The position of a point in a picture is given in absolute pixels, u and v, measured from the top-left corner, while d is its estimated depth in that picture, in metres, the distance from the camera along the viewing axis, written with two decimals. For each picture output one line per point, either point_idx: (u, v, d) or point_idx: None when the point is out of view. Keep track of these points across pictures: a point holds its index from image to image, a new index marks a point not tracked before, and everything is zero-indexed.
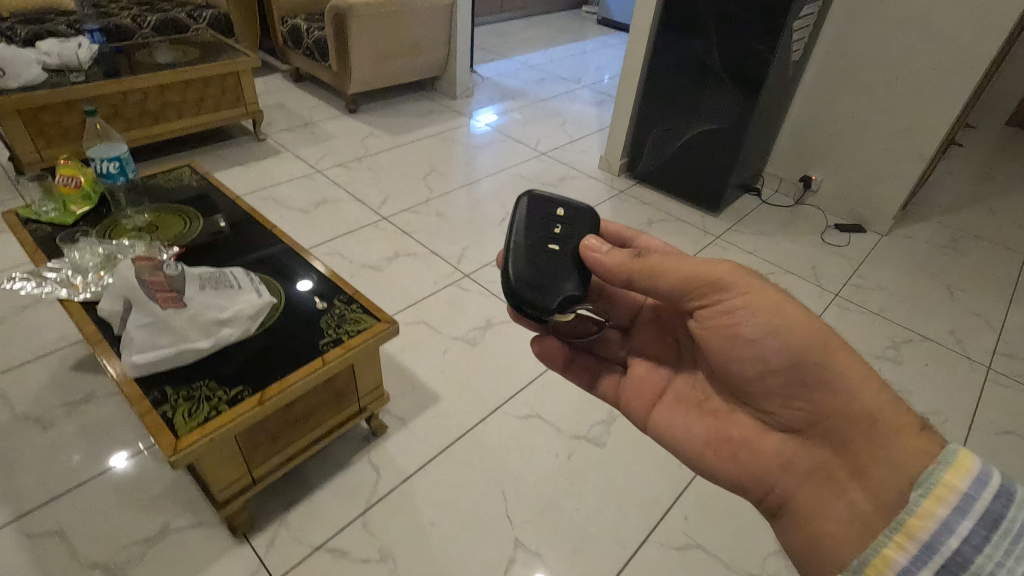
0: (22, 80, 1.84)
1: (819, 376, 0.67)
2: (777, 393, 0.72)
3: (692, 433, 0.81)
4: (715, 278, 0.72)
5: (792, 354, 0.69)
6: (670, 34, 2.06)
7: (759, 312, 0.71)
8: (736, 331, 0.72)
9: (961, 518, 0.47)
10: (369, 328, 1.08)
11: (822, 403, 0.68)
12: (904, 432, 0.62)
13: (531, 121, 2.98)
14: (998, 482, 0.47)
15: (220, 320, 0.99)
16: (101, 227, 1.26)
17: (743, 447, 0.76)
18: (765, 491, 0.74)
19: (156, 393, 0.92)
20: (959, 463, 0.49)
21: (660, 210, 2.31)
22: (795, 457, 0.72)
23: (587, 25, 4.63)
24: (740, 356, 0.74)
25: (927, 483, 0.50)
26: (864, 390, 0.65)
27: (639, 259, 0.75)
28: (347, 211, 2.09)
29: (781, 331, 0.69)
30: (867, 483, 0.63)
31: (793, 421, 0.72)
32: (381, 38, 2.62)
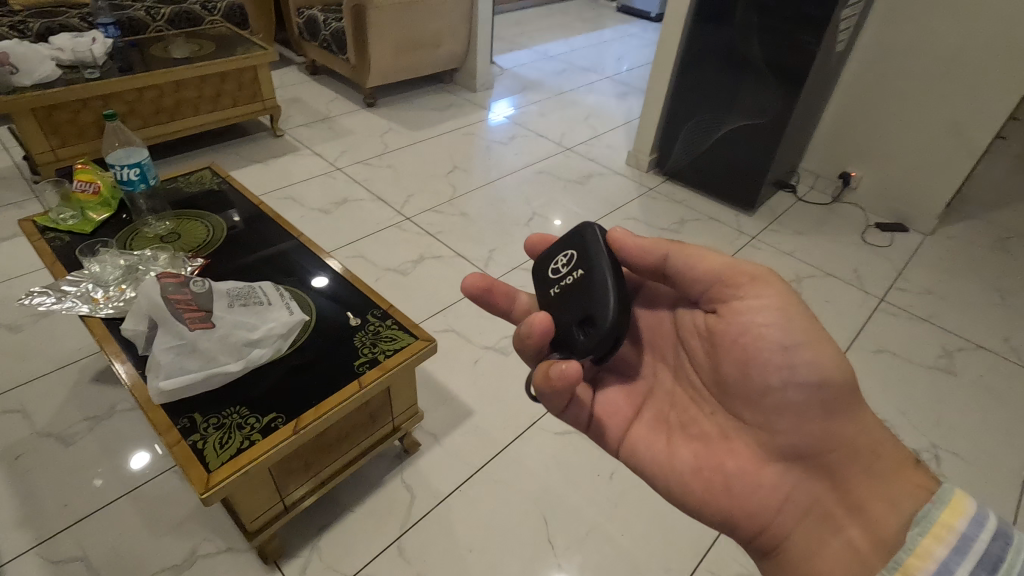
0: (35, 78, 1.78)
1: (839, 402, 0.64)
2: (792, 413, 0.64)
3: (682, 460, 0.70)
4: (753, 280, 0.66)
5: (819, 374, 0.63)
6: (703, 24, 1.97)
7: (791, 322, 0.65)
8: (763, 338, 0.64)
9: (960, 558, 0.49)
10: (408, 347, 1.02)
11: (838, 434, 0.64)
12: (900, 468, 0.63)
13: (552, 113, 2.89)
14: (993, 525, 0.50)
15: (251, 340, 0.93)
16: (121, 236, 1.19)
17: (739, 479, 0.66)
18: (758, 530, 0.65)
19: (184, 420, 0.86)
20: (956, 506, 0.53)
21: (691, 209, 2.22)
22: (793, 490, 0.65)
23: (605, 13, 4.51)
24: (760, 365, 0.65)
25: (926, 522, 0.53)
26: (871, 425, 0.65)
27: (677, 244, 0.68)
28: (369, 211, 2.02)
29: (811, 349, 0.64)
30: (865, 518, 0.61)
31: (798, 449, 0.65)
32: (401, 30, 2.53)
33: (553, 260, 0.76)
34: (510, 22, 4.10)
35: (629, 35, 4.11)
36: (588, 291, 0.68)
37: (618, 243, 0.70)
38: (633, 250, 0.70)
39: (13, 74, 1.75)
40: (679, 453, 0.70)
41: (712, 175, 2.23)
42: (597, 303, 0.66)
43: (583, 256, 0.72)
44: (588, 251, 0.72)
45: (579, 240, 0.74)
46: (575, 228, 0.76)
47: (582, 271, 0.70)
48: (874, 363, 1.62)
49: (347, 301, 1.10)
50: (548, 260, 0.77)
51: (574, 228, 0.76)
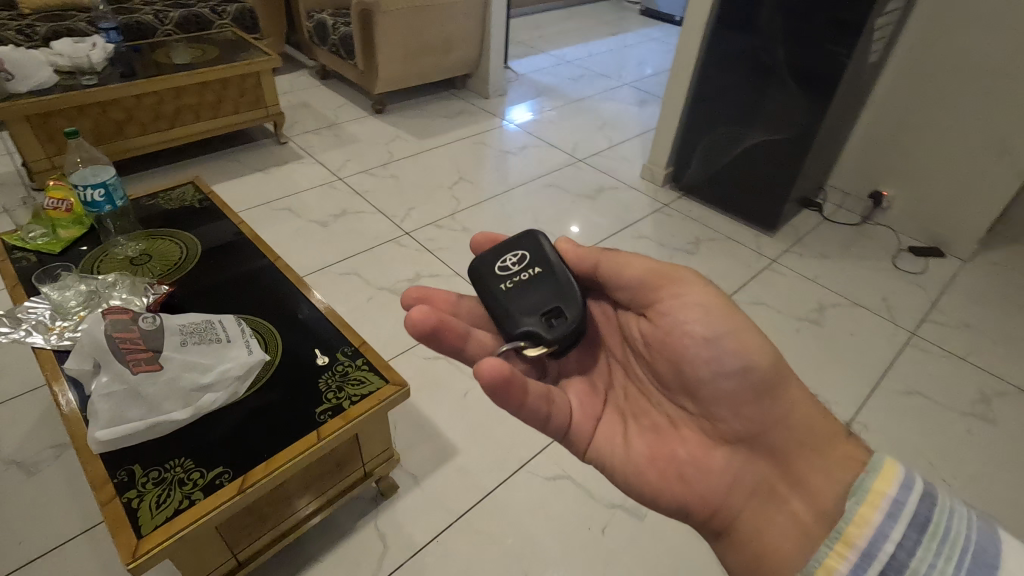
0: (31, 84, 1.75)
1: (768, 385, 0.66)
2: (727, 401, 0.67)
3: (635, 452, 0.71)
4: (669, 280, 0.71)
5: (746, 360, 0.66)
6: (725, 31, 1.84)
7: (712, 314, 0.68)
8: (691, 332, 0.68)
9: (894, 523, 0.51)
10: (376, 392, 0.93)
11: (770, 413, 0.66)
12: (835, 439, 0.65)
13: (567, 121, 2.78)
14: (921, 488, 0.52)
15: (202, 385, 0.86)
16: (90, 259, 1.13)
17: (688, 465, 0.69)
18: (711, 514, 0.67)
19: (122, 473, 0.79)
20: (886, 470, 0.55)
21: (708, 227, 2.09)
22: (741, 472, 0.67)
23: (629, 16, 4.37)
24: (691, 358, 0.68)
25: (861, 491, 0.55)
26: (803, 399, 0.66)
27: (609, 252, 0.76)
28: (368, 224, 1.95)
29: (736, 336, 0.66)
30: (806, 491, 0.63)
31: (739, 433, 0.67)
32: (410, 35, 2.46)
33: (499, 258, 0.78)
34: (529, 26, 3.99)
35: (652, 40, 3.97)
36: (553, 287, 0.74)
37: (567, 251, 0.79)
38: (576, 255, 0.78)
39: (8, 80, 1.72)
40: (633, 446, 0.72)
41: (732, 192, 2.10)
42: (566, 298, 0.72)
43: (538, 257, 0.77)
44: (541, 253, 0.77)
45: (528, 244, 0.79)
46: (522, 233, 0.80)
47: (540, 268, 0.76)
48: (904, 406, 1.48)
49: (317, 337, 1.02)
50: (489, 258, 0.79)
51: (522, 233, 0.80)
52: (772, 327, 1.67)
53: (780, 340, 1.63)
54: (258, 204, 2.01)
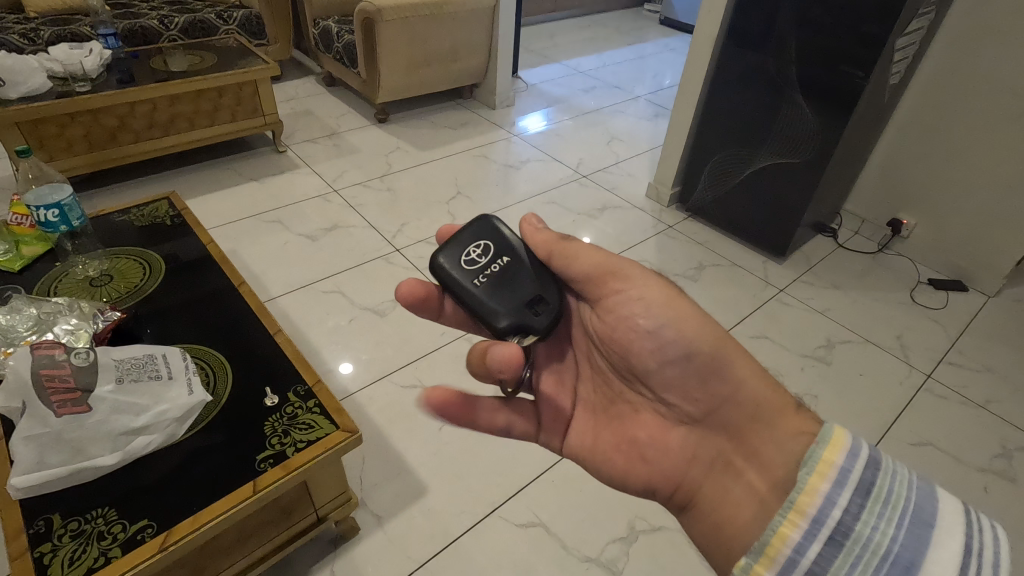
0: (23, 90, 1.74)
1: (711, 365, 0.68)
2: (676, 386, 0.71)
3: (602, 438, 0.77)
4: (615, 274, 0.74)
5: (686, 348, 0.70)
6: (736, 48, 1.74)
7: (654, 304, 0.72)
8: (636, 325, 0.72)
9: (841, 490, 0.51)
10: (323, 438, 0.86)
11: (716, 394, 0.68)
12: (785, 413, 0.65)
13: (573, 134, 2.71)
14: (866, 454, 0.53)
15: (133, 428, 0.80)
16: (48, 279, 1.09)
17: (650, 446, 0.73)
18: (674, 490, 0.71)
19: (40, 522, 0.74)
20: (835, 439, 0.54)
21: (713, 252, 1.99)
22: (697, 449, 0.70)
23: (648, 26, 4.27)
24: (637, 350, 0.73)
25: (811, 462, 0.54)
26: (749, 375, 0.67)
27: (562, 243, 0.74)
28: (359, 240, 1.90)
29: (676, 324, 0.70)
30: (760, 463, 0.63)
31: (691, 414, 0.71)
32: (414, 44, 2.40)
33: (462, 248, 0.74)
34: (543, 34, 3.92)
35: (670, 51, 3.86)
36: (531, 277, 0.71)
37: (530, 230, 0.76)
38: (531, 239, 0.75)
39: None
40: (600, 434, 0.77)
41: (739, 217, 1.99)
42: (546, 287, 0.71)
43: (503, 245, 0.74)
44: (503, 240, 0.74)
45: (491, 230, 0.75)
46: (479, 218, 0.76)
47: (510, 257, 0.72)
48: (914, 458, 1.37)
49: (269, 374, 0.95)
50: (453, 249, 0.74)
51: (480, 219, 0.75)
52: (775, 363, 1.57)
53: (782, 378, 1.53)
54: (249, 215, 1.97)
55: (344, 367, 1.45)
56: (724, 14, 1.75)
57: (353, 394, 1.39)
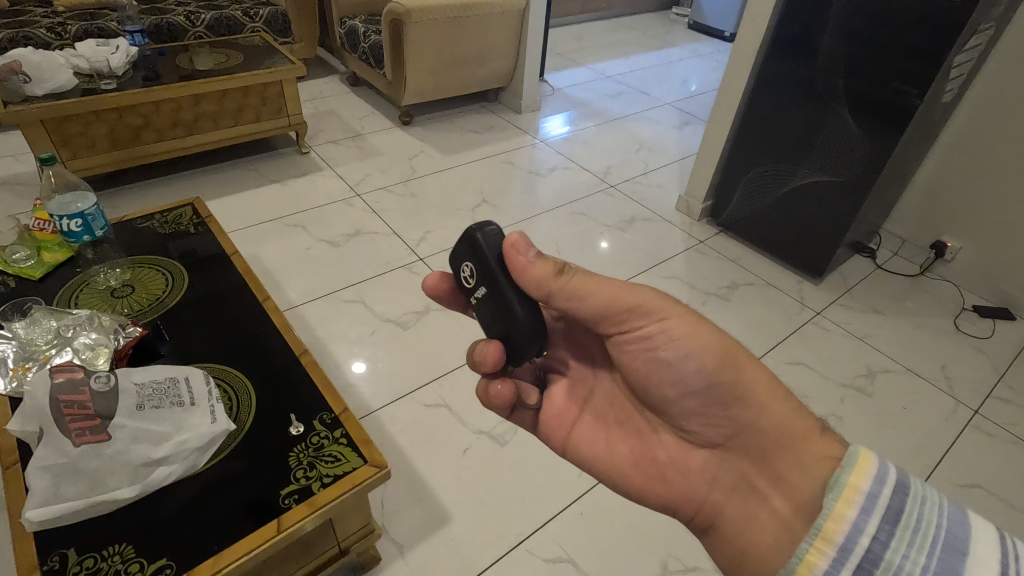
0: (48, 87, 1.71)
1: (733, 392, 0.66)
2: (698, 413, 0.70)
3: (619, 454, 0.78)
4: (630, 308, 0.69)
5: (706, 377, 0.67)
6: (779, 60, 1.67)
7: (677, 334, 0.68)
8: (655, 354, 0.70)
9: (869, 517, 0.49)
10: (350, 473, 0.81)
11: (737, 419, 0.66)
12: (809, 438, 0.62)
13: (600, 141, 2.65)
14: (894, 479, 0.50)
15: (153, 459, 0.76)
16: (69, 289, 1.06)
17: (670, 467, 0.74)
18: (695, 511, 0.71)
19: (53, 559, 0.70)
20: (859, 463, 0.52)
21: (746, 270, 1.92)
22: (719, 471, 0.69)
23: (676, 30, 4.19)
24: (658, 379, 0.71)
25: (836, 486, 0.52)
26: (770, 399, 0.65)
27: (560, 278, 0.67)
28: (382, 247, 1.85)
29: (698, 354, 0.67)
30: (785, 487, 0.61)
31: (713, 438, 0.70)
32: (442, 46, 2.36)
33: (458, 263, 0.71)
34: (569, 37, 3.85)
35: (699, 56, 3.78)
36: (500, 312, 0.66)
37: (515, 260, 0.66)
38: (523, 273, 0.66)
39: (26, 83, 1.69)
40: (618, 450, 0.78)
41: (773, 235, 1.92)
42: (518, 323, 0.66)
43: (485, 271, 0.67)
44: (486, 269, 0.67)
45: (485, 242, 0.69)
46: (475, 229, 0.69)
47: (484, 291, 0.67)
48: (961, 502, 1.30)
49: (293, 400, 0.91)
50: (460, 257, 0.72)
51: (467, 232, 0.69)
52: (813, 392, 1.50)
53: (821, 409, 1.46)
54: (271, 218, 1.93)
55: (358, 368, 1.44)
56: (769, 24, 1.67)
57: (374, 412, 1.34)
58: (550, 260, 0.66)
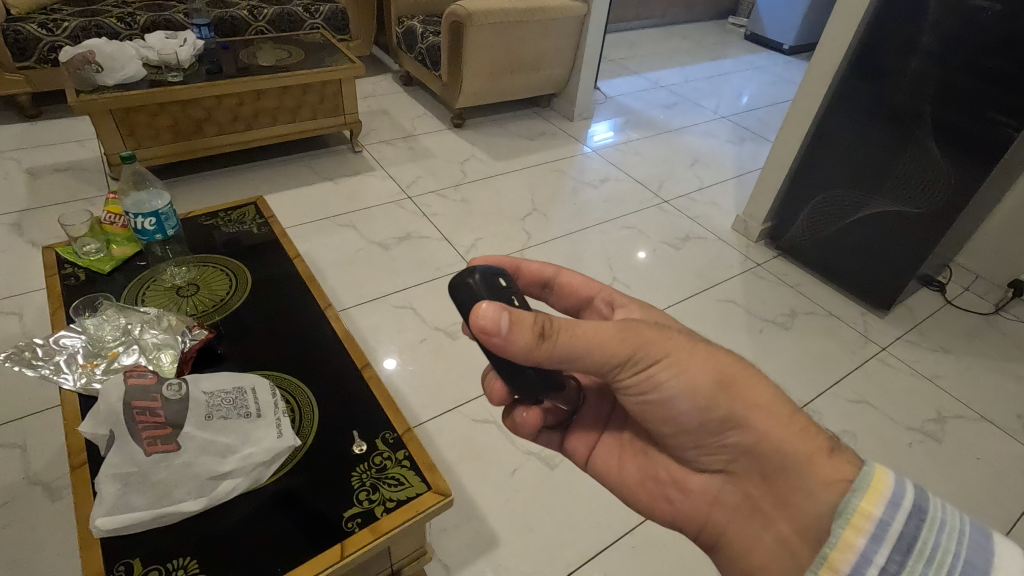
0: (119, 78, 1.74)
1: (729, 418, 0.60)
2: (694, 440, 0.65)
3: (626, 471, 0.75)
4: (623, 356, 0.60)
5: (701, 408, 0.61)
6: (859, 81, 1.58)
7: (666, 367, 0.61)
8: (644, 396, 0.63)
9: (877, 546, 0.44)
10: (414, 499, 0.79)
11: (737, 444, 0.61)
12: (817, 459, 0.56)
13: (651, 152, 2.59)
14: (910, 502, 0.45)
15: (220, 472, 0.75)
16: (136, 285, 1.06)
17: (673, 487, 0.70)
18: (699, 529, 0.68)
19: (119, 568, 0.69)
20: (872, 486, 0.46)
21: (807, 298, 1.84)
22: (722, 493, 0.65)
23: (731, 41, 4.09)
24: (648, 413, 0.65)
25: (845, 512, 0.46)
26: (769, 422, 0.58)
27: (545, 344, 0.57)
28: (433, 251, 1.84)
29: (687, 385, 0.61)
30: (790, 513, 0.57)
31: (713, 462, 0.65)
32: (499, 50, 2.33)
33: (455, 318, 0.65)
34: (623, 44, 3.79)
35: (755, 69, 3.67)
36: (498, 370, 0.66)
37: (491, 341, 0.57)
38: (503, 350, 0.57)
39: (99, 73, 1.73)
40: (625, 467, 0.76)
41: (839, 262, 1.84)
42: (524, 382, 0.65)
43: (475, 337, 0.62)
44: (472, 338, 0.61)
45: (486, 293, 0.62)
46: (476, 274, 0.63)
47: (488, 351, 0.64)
48: None
49: (355, 417, 0.89)
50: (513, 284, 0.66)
51: (455, 284, 0.63)
52: (879, 433, 1.43)
53: (887, 453, 1.39)
54: (322, 216, 1.93)
55: (387, 366, 1.44)
56: (851, 43, 1.59)
57: (423, 423, 1.32)
58: (530, 328, 0.57)
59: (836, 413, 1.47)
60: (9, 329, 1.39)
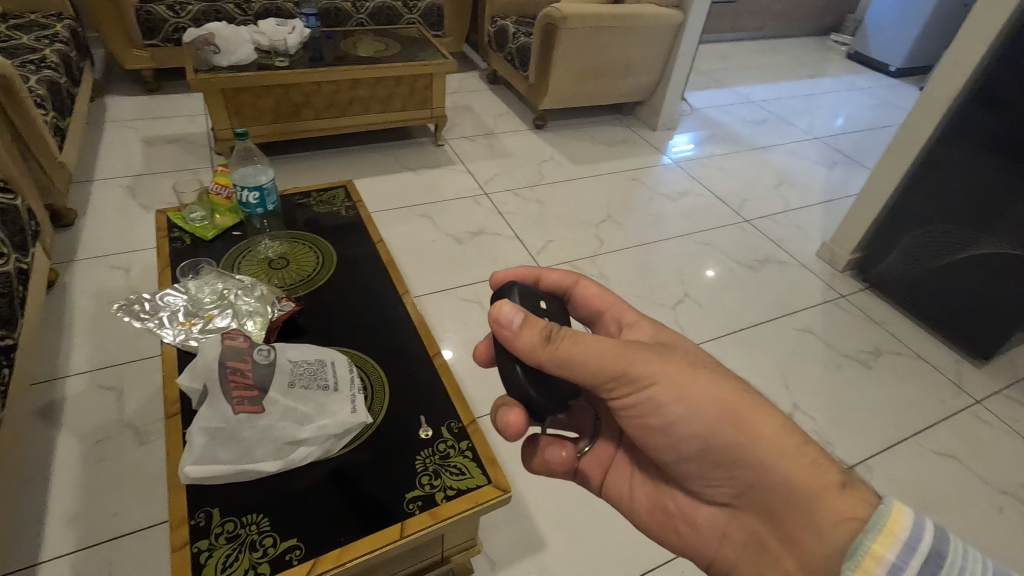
0: (232, 60, 1.87)
1: (735, 453, 0.58)
2: (699, 470, 0.63)
3: (637, 499, 0.73)
4: (620, 372, 0.60)
5: (704, 438, 0.60)
6: (982, 111, 1.46)
7: (666, 395, 0.60)
8: (647, 421, 0.62)
9: None
10: (474, 491, 0.80)
11: (743, 478, 0.59)
12: (825, 494, 0.54)
13: (733, 168, 2.50)
14: (927, 547, 0.44)
15: (296, 439, 0.78)
16: (233, 253, 1.13)
17: (682, 520, 0.69)
18: (707, 561, 0.67)
19: (200, 515, 0.74)
20: (888, 529, 0.46)
21: (893, 337, 1.72)
22: (729, 528, 0.64)
23: (832, 59, 3.88)
24: (653, 440, 0.64)
25: (858, 553, 0.47)
26: (774, 455, 0.57)
27: (549, 345, 0.60)
28: (504, 249, 1.86)
29: (689, 415, 0.59)
30: (796, 551, 0.56)
31: (719, 495, 0.63)
32: (589, 55, 2.32)
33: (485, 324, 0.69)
34: (715, 55, 3.69)
35: (856, 90, 3.46)
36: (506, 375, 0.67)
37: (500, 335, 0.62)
38: (513, 346, 0.62)
39: (216, 54, 1.86)
40: (635, 495, 0.74)
41: (933, 302, 1.71)
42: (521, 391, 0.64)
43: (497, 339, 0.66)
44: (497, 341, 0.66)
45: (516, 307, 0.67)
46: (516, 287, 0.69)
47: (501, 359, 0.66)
48: None
49: (423, 402, 0.91)
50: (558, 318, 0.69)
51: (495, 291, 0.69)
52: (963, 493, 1.32)
53: (972, 515, 1.28)
54: (401, 205, 1.99)
55: (446, 354, 1.46)
56: (976, 69, 1.47)
57: (481, 417, 1.33)
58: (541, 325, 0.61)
59: (915, 464, 1.37)
60: (118, 282, 1.52)
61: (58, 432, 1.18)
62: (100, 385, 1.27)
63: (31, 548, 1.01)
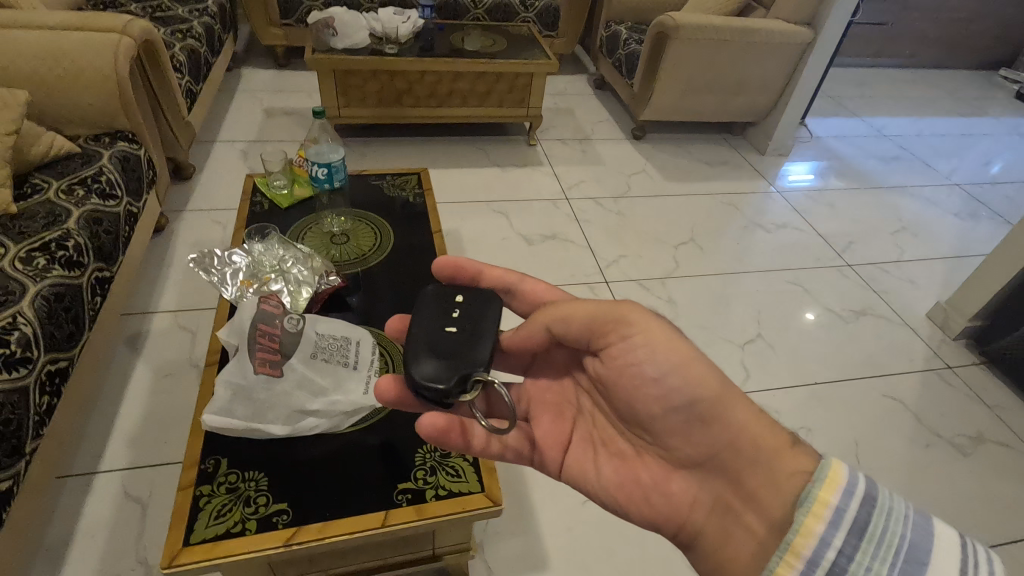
0: (346, 43, 1.99)
1: (711, 409, 0.59)
2: (679, 430, 0.61)
3: (603, 474, 0.66)
4: (616, 321, 0.63)
5: (690, 388, 0.59)
6: None
7: (659, 348, 0.61)
8: (637, 370, 0.62)
9: (835, 531, 0.46)
10: (466, 497, 0.78)
11: (717, 439, 0.58)
12: (783, 451, 0.56)
13: (845, 205, 2.27)
14: (862, 490, 0.48)
15: (307, 409, 0.82)
16: (302, 224, 1.20)
17: (653, 490, 0.63)
18: (676, 529, 0.61)
19: (209, 463, 0.78)
20: (831, 476, 0.49)
21: (1003, 422, 1.48)
22: (699, 491, 0.60)
23: (996, 97, 3.39)
24: (640, 397, 0.62)
25: (805, 501, 0.49)
26: (743, 415, 0.58)
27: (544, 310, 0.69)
28: (574, 257, 1.82)
29: (680, 367, 0.60)
30: (758, 505, 0.55)
31: (692, 458, 0.61)
32: (700, 68, 2.20)
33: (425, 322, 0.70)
34: (852, 81, 3.37)
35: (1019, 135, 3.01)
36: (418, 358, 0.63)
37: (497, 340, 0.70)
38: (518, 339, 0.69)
39: (334, 36, 1.99)
40: (600, 471, 0.66)
41: None
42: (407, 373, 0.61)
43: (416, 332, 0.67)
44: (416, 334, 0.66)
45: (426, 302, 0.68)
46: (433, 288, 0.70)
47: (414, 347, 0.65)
48: None
49: None
50: (476, 309, 0.66)
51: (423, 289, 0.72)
52: None
53: None
54: (482, 198, 2.02)
55: None
56: None
57: None
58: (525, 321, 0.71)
59: None
60: (214, 235, 1.67)
61: (137, 359, 1.32)
62: (180, 324, 1.41)
63: (93, 456, 1.14)
